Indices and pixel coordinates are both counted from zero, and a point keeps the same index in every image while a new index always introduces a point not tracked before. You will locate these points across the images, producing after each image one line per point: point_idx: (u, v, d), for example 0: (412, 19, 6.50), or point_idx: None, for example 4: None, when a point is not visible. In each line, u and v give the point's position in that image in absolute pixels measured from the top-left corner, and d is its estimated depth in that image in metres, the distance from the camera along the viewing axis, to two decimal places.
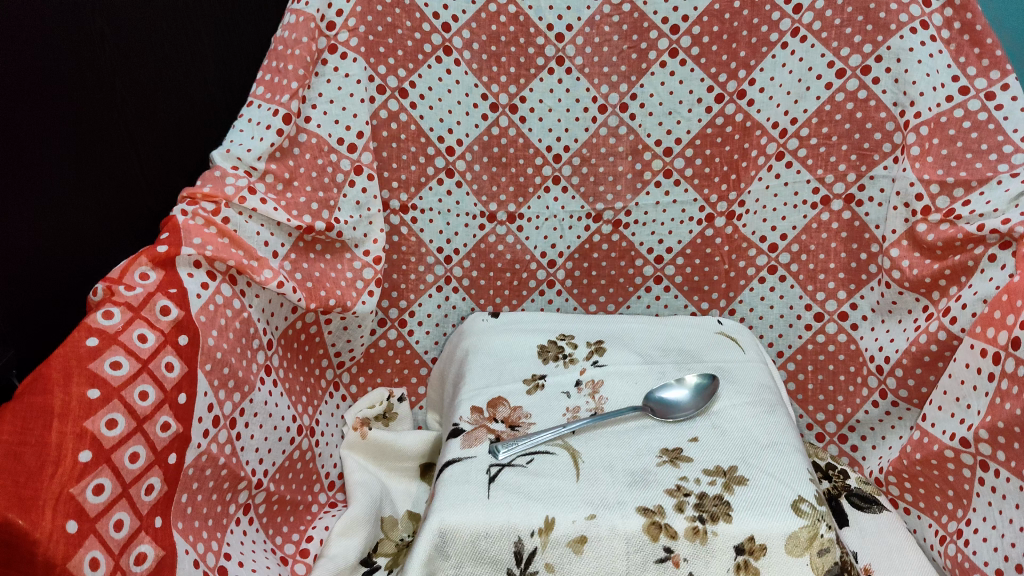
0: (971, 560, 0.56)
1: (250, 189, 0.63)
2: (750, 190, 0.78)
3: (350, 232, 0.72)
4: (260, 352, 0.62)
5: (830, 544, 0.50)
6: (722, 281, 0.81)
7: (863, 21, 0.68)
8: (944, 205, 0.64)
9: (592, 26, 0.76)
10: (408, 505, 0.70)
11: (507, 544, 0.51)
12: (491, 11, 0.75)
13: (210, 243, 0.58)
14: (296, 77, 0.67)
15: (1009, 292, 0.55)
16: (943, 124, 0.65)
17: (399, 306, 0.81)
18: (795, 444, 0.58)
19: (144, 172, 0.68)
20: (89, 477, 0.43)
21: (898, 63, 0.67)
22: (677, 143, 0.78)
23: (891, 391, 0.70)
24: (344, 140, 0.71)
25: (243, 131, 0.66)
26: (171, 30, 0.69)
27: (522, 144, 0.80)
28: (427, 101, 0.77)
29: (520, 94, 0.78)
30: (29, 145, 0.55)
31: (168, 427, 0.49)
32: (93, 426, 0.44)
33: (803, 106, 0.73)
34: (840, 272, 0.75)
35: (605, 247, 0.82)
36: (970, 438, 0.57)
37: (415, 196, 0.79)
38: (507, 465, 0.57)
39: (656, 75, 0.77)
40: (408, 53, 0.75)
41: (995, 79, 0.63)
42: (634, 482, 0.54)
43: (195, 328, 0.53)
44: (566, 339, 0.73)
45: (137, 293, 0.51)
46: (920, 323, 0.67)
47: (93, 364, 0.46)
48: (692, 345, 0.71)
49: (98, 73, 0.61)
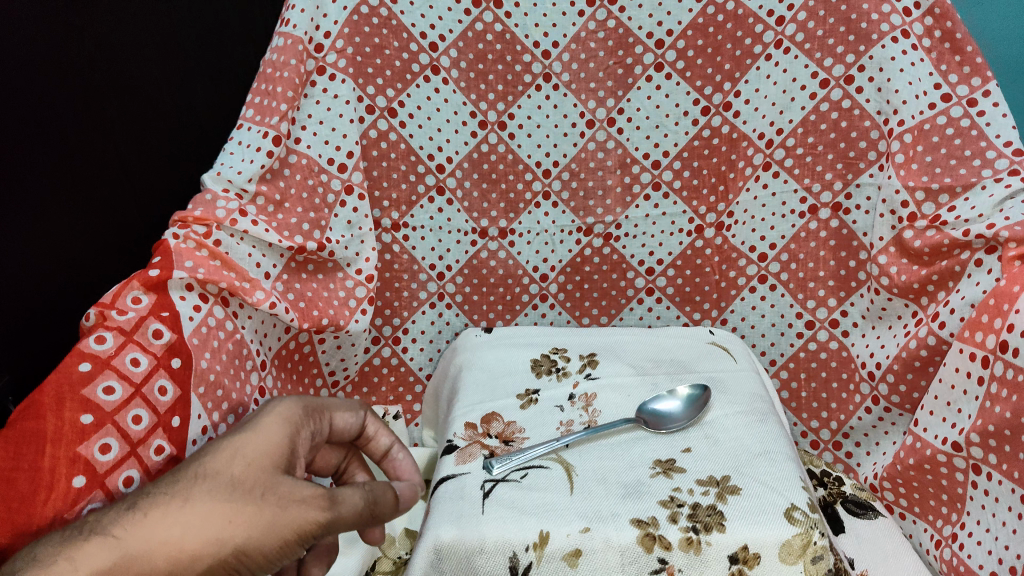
0: (966, 564, 0.56)
1: (241, 212, 0.63)
2: (738, 201, 0.79)
3: (342, 252, 0.72)
4: (254, 373, 0.62)
5: (824, 551, 0.50)
6: (714, 291, 0.81)
7: (845, 31, 0.69)
8: (930, 211, 0.65)
9: (578, 43, 0.77)
10: (406, 522, 0.67)
11: (501, 559, 0.51)
12: (478, 30, 0.76)
13: (202, 266, 0.57)
14: (285, 99, 0.67)
15: (995, 296, 0.56)
16: (926, 132, 0.65)
17: (392, 323, 0.81)
18: (788, 452, 0.58)
19: (135, 196, 0.69)
20: (83, 502, 0.43)
21: (881, 72, 0.67)
22: (664, 156, 0.79)
23: (883, 397, 0.71)
24: (335, 160, 0.72)
25: (233, 154, 0.65)
26: (161, 54, 0.70)
27: (511, 160, 0.81)
28: (417, 119, 0.78)
29: (509, 111, 0.79)
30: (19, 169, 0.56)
31: (161, 450, 0.49)
32: (87, 451, 0.45)
33: (788, 116, 0.74)
34: (829, 279, 0.76)
35: (596, 260, 0.83)
36: (962, 441, 0.57)
37: (406, 214, 0.80)
38: (501, 480, 0.57)
39: (643, 89, 0.78)
40: (396, 73, 0.76)
41: (976, 86, 0.63)
42: (628, 493, 0.55)
43: (189, 351, 0.54)
44: (559, 352, 0.74)
45: (129, 317, 0.51)
46: (910, 328, 0.68)
47: (87, 390, 0.47)
48: (684, 355, 0.72)
49: (89, 98, 0.62)
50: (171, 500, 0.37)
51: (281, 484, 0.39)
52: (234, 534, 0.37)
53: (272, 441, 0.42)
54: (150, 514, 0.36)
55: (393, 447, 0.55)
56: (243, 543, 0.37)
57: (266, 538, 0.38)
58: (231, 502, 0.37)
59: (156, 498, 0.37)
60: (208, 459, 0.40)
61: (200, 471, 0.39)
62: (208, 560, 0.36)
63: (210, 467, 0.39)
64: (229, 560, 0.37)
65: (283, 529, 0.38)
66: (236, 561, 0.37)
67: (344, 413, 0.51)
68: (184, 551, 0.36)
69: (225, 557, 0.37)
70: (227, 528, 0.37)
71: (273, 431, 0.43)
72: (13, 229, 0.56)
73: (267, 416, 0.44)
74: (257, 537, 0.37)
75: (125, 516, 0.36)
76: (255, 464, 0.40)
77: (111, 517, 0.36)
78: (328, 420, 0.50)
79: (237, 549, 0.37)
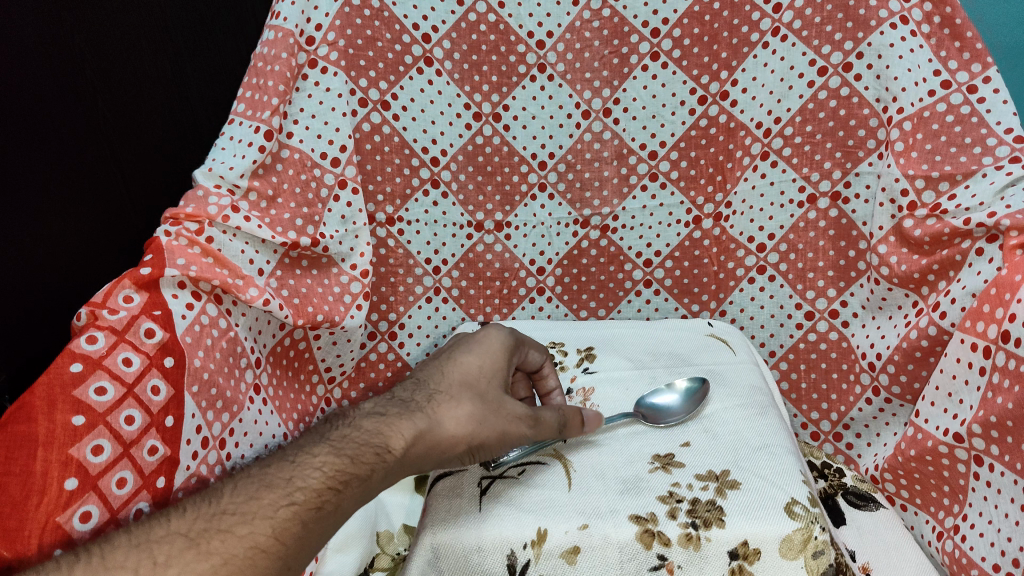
0: (968, 556, 0.56)
1: (234, 208, 0.62)
2: (736, 191, 0.78)
3: (336, 247, 0.71)
4: (249, 370, 0.61)
5: (825, 545, 0.49)
6: (712, 282, 0.81)
7: (843, 18, 0.68)
8: (930, 199, 0.64)
9: (573, 32, 0.76)
10: (402, 518, 0.65)
11: (500, 558, 0.51)
12: (471, 20, 0.75)
13: (194, 263, 0.57)
14: (277, 93, 0.65)
15: (997, 286, 0.55)
16: (926, 119, 0.64)
17: (388, 319, 0.80)
18: (789, 445, 0.57)
19: (128, 193, 0.69)
20: (76, 504, 0.43)
21: (880, 59, 0.66)
22: (661, 147, 0.78)
23: (884, 388, 0.70)
24: (328, 155, 0.71)
25: (224, 149, 0.64)
26: (152, 47, 0.68)
27: (506, 152, 0.80)
28: (411, 112, 0.77)
29: (503, 103, 0.78)
30: (16, 172, 0.56)
31: (155, 450, 0.49)
32: (79, 453, 0.45)
33: (786, 105, 0.73)
34: (829, 269, 0.75)
35: (594, 253, 0.82)
36: (963, 433, 0.57)
37: (401, 208, 0.79)
38: (498, 477, 0.56)
39: (639, 79, 0.77)
40: (389, 65, 0.75)
41: (977, 72, 0.61)
42: (626, 489, 0.54)
43: (181, 350, 0.53)
44: (556, 347, 0.73)
45: (121, 316, 0.51)
46: (910, 319, 0.67)
47: (77, 391, 0.46)
48: (682, 349, 0.71)
49: (77, 94, 0.61)
50: (454, 400, 0.52)
51: (507, 402, 0.54)
52: (487, 432, 0.52)
53: (497, 364, 0.57)
54: (443, 405, 0.52)
55: (555, 392, 0.64)
56: (487, 440, 0.52)
57: (501, 437, 0.53)
58: (487, 407, 0.53)
59: (442, 394, 0.53)
60: (465, 371, 0.55)
61: (464, 379, 0.54)
62: (468, 446, 0.52)
63: (470, 379, 0.54)
64: (476, 450, 0.52)
65: (510, 435, 0.53)
66: (478, 451, 0.52)
67: (537, 349, 0.62)
68: (460, 435, 0.51)
69: (474, 447, 0.52)
70: (483, 427, 0.52)
71: (498, 356, 0.57)
72: (11, 232, 0.57)
73: (494, 343, 0.58)
74: (494, 439, 0.52)
75: (429, 402, 0.52)
76: (492, 380, 0.55)
77: (419, 401, 0.52)
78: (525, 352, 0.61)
79: (482, 443, 0.52)
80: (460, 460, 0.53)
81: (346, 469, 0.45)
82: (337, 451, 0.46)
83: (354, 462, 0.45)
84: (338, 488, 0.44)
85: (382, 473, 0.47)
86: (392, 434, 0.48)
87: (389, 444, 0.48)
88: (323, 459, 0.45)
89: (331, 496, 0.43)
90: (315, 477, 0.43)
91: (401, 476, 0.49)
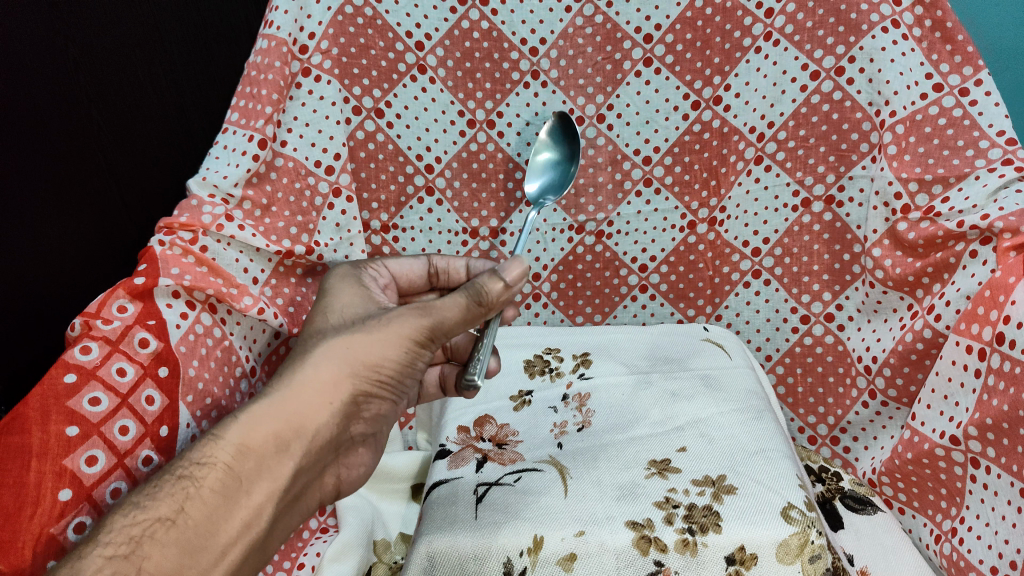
0: (966, 558, 0.56)
1: (227, 217, 0.62)
2: (730, 195, 0.78)
3: (330, 255, 0.72)
4: (244, 380, 0.61)
5: (821, 550, 0.50)
6: (707, 287, 0.81)
7: (835, 22, 0.67)
8: (924, 203, 0.64)
9: (565, 39, 0.76)
10: (399, 526, 0.65)
11: (496, 566, 0.51)
12: (463, 28, 0.75)
13: (188, 273, 0.56)
14: (270, 101, 0.66)
15: (991, 288, 0.55)
16: (918, 122, 0.64)
17: None
18: (785, 449, 0.57)
19: (123, 201, 0.69)
20: (69, 515, 0.43)
21: (871, 63, 0.66)
22: (655, 152, 0.78)
23: (880, 391, 0.70)
24: (322, 163, 0.71)
25: (218, 159, 0.64)
26: (145, 57, 0.68)
27: (500, 159, 0.80)
28: (404, 120, 0.77)
29: (497, 109, 0.78)
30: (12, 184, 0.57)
31: (150, 460, 0.49)
32: (73, 464, 0.44)
33: (779, 109, 0.73)
34: (823, 273, 0.75)
35: (589, 258, 0.82)
36: (960, 435, 0.57)
37: (396, 216, 0.80)
38: (494, 485, 0.57)
39: (632, 84, 0.76)
40: (382, 73, 0.75)
41: (968, 75, 0.61)
42: (622, 495, 0.54)
43: (176, 359, 0.53)
44: (552, 352, 0.73)
45: (114, 326, 0.51)
46: (906, 322, 0.67)
47: (71, 402, 0.46)
48: (679, 353, 0.70)
49: (71, 105, 0.62)
50: (297, 354, 0.47)
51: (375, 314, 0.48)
52: (355, 352, 0.46)
53: (353, 295, 0.52)
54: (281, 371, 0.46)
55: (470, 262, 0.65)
56: (371, 356, 0.46)
57: (385, 347, 0.47)
58: (338, 333, 0.47)
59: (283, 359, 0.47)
60: (311, 322, 0.50)
61: (314, 329, 0.49)
62: (349, 375, 0.46)
63: (317, 325, 0.49)
64: (364, 374, 0.46)
65: (393, 338, 0.47)
66: (369, 375, 0.46)
67: (399, 261, 0.61)
68: (321, 381, 0.45)
69: (359, 373, 0.46)
70: (349, 350, 0.46)
71: (348, 289, 0.53)
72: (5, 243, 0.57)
73: (343, 283, 0.54)
74: (375, 353, 0.46)
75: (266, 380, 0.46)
76: (352, 311, 0.50)
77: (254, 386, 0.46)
78: (382, 268, 0.60)
79: (371, 362, 0.46)
80: (366, 393, 0.47)
81: (139, 518, 0.38)
82: (126, 506, 0.39)
83: (147, 506, 0.39)
84: (138, 538, 0.37)
85: (206, 487, 0.40)
86: (206, 444, 0.42)
87: (201, 458, 0.41)
88: (111, 521, 0.38)
89: (129, 552, 0.36)
90: (95, 550, 0.36)
91: (264, 467, 0.42)
